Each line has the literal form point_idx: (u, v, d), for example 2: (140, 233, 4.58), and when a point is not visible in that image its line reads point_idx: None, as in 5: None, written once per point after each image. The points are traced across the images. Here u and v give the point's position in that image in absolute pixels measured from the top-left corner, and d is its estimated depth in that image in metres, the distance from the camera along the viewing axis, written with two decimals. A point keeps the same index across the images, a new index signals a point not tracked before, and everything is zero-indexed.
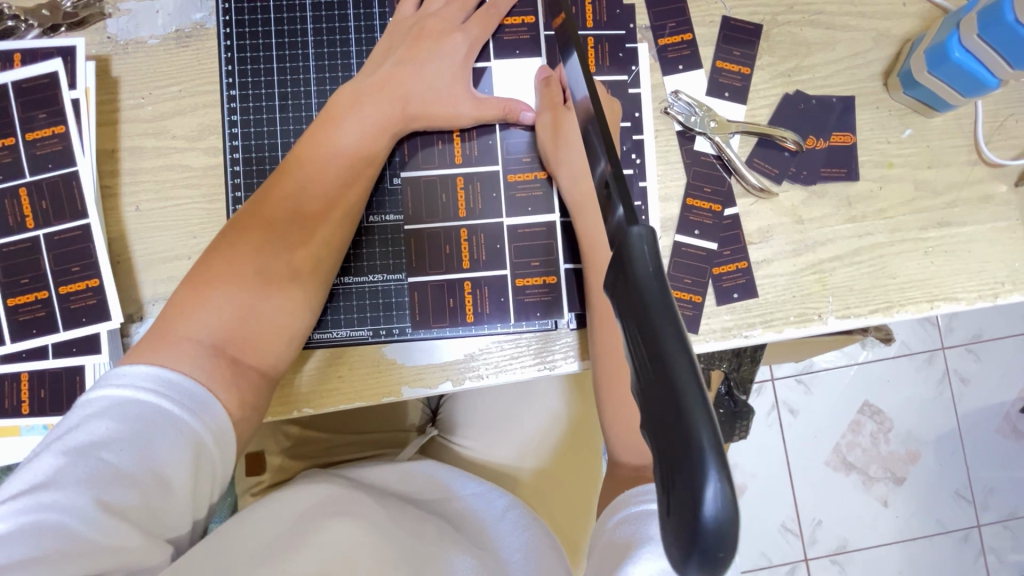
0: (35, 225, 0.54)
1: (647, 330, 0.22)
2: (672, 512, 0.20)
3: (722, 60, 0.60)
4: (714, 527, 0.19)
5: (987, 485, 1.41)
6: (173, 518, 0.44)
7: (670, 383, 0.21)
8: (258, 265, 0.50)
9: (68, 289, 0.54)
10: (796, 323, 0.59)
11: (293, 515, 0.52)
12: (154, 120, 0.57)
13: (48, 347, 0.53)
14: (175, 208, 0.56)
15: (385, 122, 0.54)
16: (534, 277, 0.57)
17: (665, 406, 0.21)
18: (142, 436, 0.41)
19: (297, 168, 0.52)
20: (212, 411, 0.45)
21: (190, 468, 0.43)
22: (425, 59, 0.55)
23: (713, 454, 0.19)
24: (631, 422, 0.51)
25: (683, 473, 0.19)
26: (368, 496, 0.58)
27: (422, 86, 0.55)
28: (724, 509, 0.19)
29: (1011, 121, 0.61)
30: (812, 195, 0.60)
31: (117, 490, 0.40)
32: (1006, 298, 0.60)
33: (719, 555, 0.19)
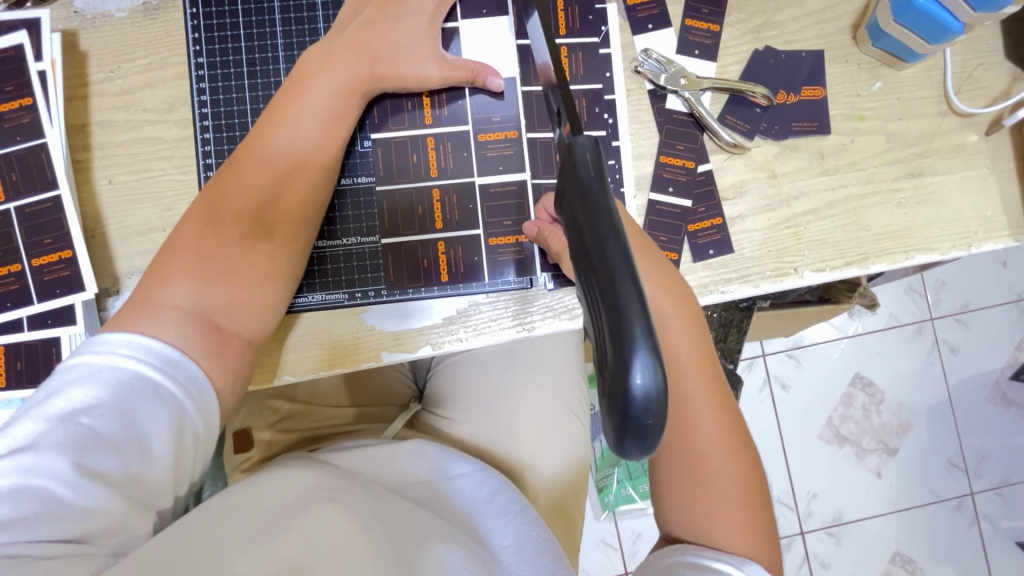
0: (6, 199, 0.54)
1: (596, 246, 0.27)
2: (611, 394, 0.25)
3: (691, 18, 0.60)
4: (643, 401, 0.24)
5: (979, 452, 1.43)
6: (157, 487, 0.44)
7: (613, 289, 0.25)
8: (235, 236, 0.50)
9: (41, 262, 0.54)
10: (772, 277, 0.59)
11: (281, 498, 0.51)
12: (124, 93, 0.57)
13: (23, 320, 0.53)
14: (148, 180, 0.56)
15: (353, 81, 0.53)
16: (508, 236, 0.57)
17: (608, 309, 0.25)
18: (122, 402, 0.42)
19: (265, 138, 0.52)
20: (191, 376, 0.45)
21: (169, 435, 0.44)
22: (391, 19, 0.55)
23: (644, 344, 0.24)
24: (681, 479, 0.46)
25: (621, 362, 0.24)
26: (359, 485, 0.57)
27: (390, 44, 0.54)
28: (652, 386, 0.24)
29: (980, 71, 0.61)
30: (785, 150, 0.60)
31: (97, 455, 0.41)
32: (979, 247, 0.61)
33: (646, 421, 0.24)
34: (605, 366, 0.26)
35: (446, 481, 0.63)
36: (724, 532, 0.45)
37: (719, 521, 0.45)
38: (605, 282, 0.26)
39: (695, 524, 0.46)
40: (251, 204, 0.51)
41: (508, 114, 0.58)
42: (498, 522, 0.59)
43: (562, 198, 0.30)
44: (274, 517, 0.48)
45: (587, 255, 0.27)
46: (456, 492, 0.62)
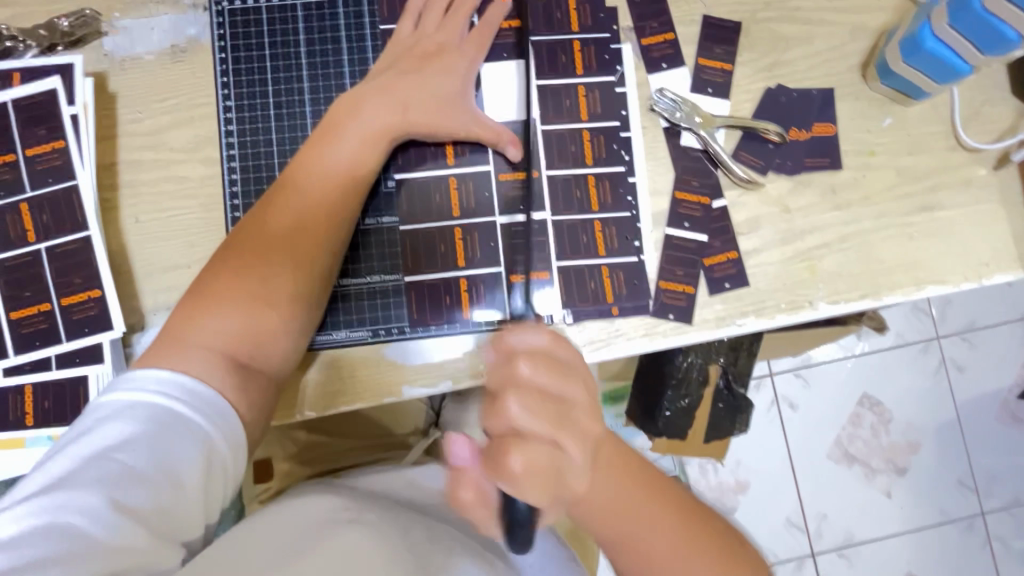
0: (37, 238, 0.53)
1: None
2: None
3: (704, 57, 0.62)
4: None
5: (989, 471, 1.42)
6: (187, 520, 0.45)
7: None
8: (262, 279, 0.51)
9: (70, 300, 0.53)
10: (787, 310, 0.60)
11: (308, 519, 0.51)
12: (152, 133, 0.58)
13: (51, 358, 0.53)
14: (177, 219, 0.58)
15: (385, 128, 0.55)
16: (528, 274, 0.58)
17: None
18: (154, 435, 0.43)
19: (298, 182, 0.53)
20: (221, 411, 0.46)
21: (200, 466, 0.44)
22: (427, 72, 0.57)
23: None
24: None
25: None
26: (382, 506, 0.57)
27: (423, 94, 0.56)
28: None
29: (986, 107, 0.62)
30: (798, 185, 0.61)
31: (130, 489, 0.42)
32: (991, 278, 0.62)
33: None
34: None
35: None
36: None
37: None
38: None
39: None
40: (277, 246, 0.52)
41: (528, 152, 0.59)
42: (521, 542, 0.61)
43: None
44: (302, 535, 0.48)
45: None
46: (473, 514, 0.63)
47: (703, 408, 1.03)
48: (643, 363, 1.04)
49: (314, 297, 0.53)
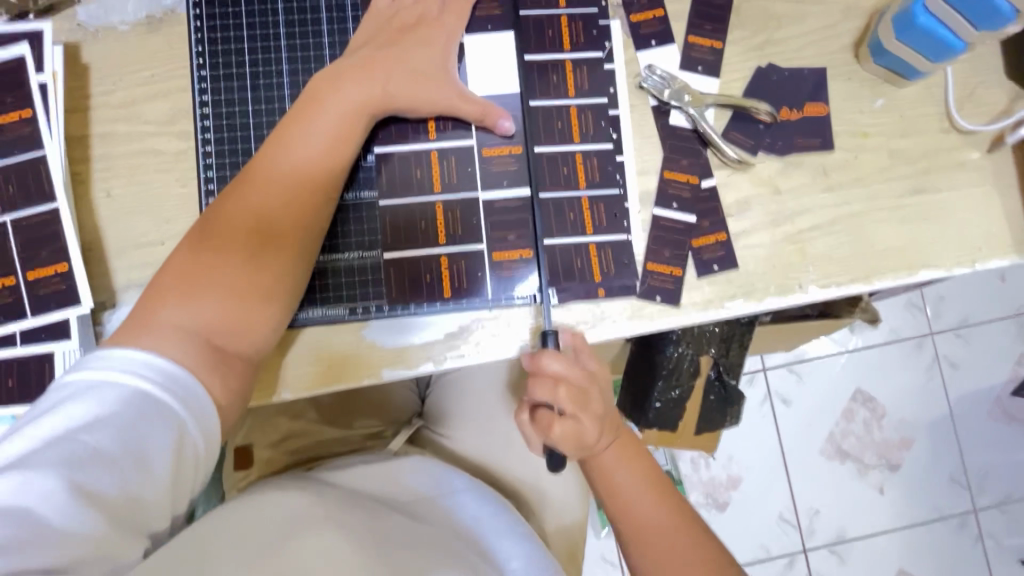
0: (2, 209, 0.51)
1: None
2: None
3: (694, 35, 0.61)
4: None
5: (982, 468, 1.42)
6: (152, 509, 0.43)
7: None
8: (232, 260, 0.49)
9: (37, 275, 0.51)
10: (777, 293, 0.59)
11: (284, 514, 0.49)
12: (126, 105, 0.57)
13: (16, 334, 0.51)
14: (150, 193, 0.56)
15: (367, 101, 0.53)
16: (511, 251, 0.57)
17: None
18: (125, 418, 0.42)
19: (276, 157, 0.51)
20: (197, 396, 0.45)
21: (171, 452, 0.43)
22: (407, 44, 0.56)
23: None
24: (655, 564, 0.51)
25: None
26: (364, 509, 0.56)
27: (405, 68, 0.55)
28: None
29: (981, 88, 0.61)
30: (788, 166, 0.60)
31: (94, 473, 0.40)
32: (984, 263, 0.60)
33: None
34: None
35: (449, 499, 0.62)
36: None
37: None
38: None
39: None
40: (249, 227, 0.50)
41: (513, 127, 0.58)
42: (504, 543, 0.59)
43: None
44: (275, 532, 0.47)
45: None
46: (457, 513, 0.61)
47: (694, 400, 1.01)
48: (634, 354, 1.03)
49: (289, 280, 0.51)
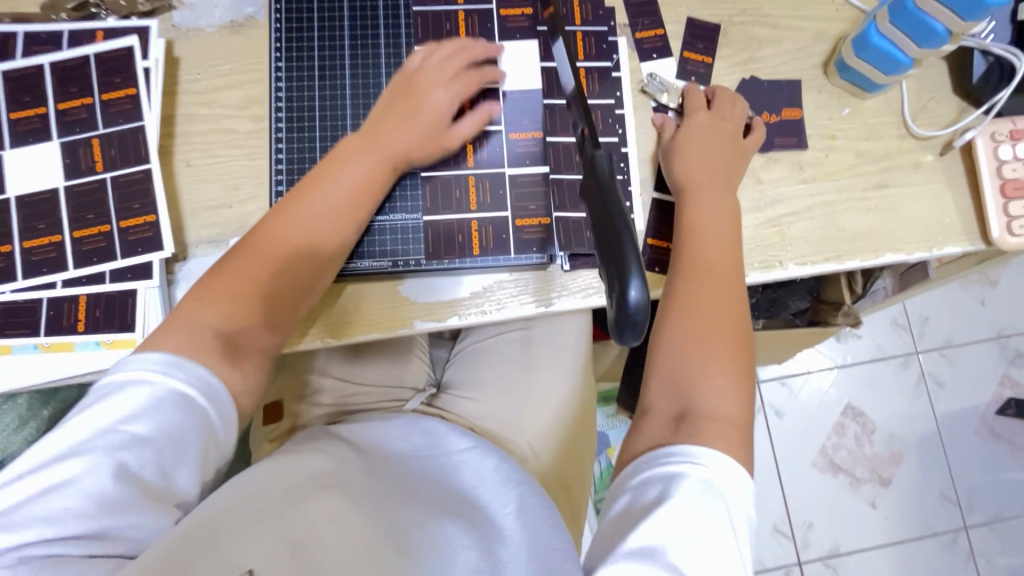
0: (103, 168, 0.61)
1: (608, 213, 0.43)
2: (616, 310, 0.40)
3: (687, 52, 0.72)
4: (635, 306, 0.39)
5: (970, 485, 1.47)
6: (183, 487, 0.49)
7: (612, 221, 0.42)
8: (240, 302, 0.55)
9: (128, 223, 0.60)
10: (760, 268, 0.68)
11: (290, 482, 0.56)
12: (208, 92, 0.67)
13: (105, 273, 0.59)
14: (223, 164, 0.66)
15: (384, 160, 0.62)
16: (532, 218, 0.66)
17: (608, 229, 0.42)
18: (159, 410, 0.47)
19: (307, 199, 0.59)
20: (221, 396, 0.51)
21: (197, 441, 0.49)
22: (424, 108, 0.64)
23: (636, 269, 0.40)
24: (696, 337, 0.56)
25: (620, 278, 0.40)
26: (371, 464, 0.62)
27: (419, 133, 0.63)
28: (641, 297, 0.39)
29: (932, 103, 0.72)
30: (769, 160, 0.70)
31: (136, 457, 0.46)
32: (940, 249, 0.70)
33: (637, 322, 0.39)
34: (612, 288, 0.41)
35: (444, 456, 0.65)
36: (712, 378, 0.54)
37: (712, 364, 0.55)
38: (612, 231, 0.42)
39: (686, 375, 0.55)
40: (261, 270, 0.56)
41: (536, 118, 0.68)
42: (499, 492, 0.60)
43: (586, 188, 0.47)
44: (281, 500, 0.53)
45: (603, 209, 0.44)
46: (456, 467, 0.63)
47: None
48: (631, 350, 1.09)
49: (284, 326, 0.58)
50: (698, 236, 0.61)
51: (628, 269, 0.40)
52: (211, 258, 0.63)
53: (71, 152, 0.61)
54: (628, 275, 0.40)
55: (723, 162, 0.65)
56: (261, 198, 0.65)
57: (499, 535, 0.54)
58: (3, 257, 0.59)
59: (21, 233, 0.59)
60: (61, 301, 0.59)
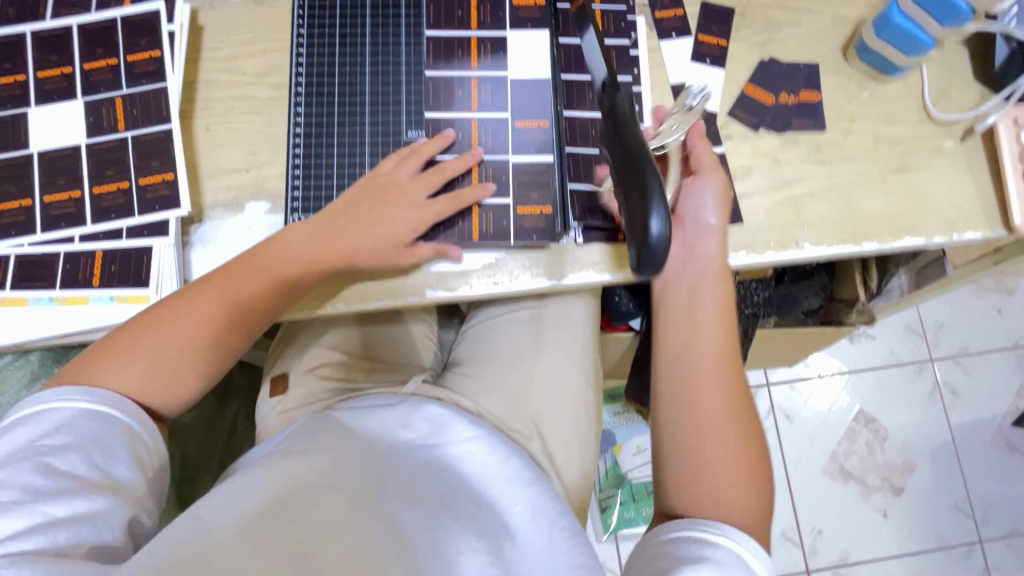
0: (125, 127, 0.62)
1: (637, 161, 0.50)
2: (638, 242, 0.48)
3: (703, 34, 0.72)
4: (658, 242, 0.48)
5: (985, 497, 1.43)
6: (122, 479, 0.53)
7: (642, 166, 0.49)
8: (148, 368, 0.56)
9: (146, 181, 0.61)
10: (776, 248, 0.67)
11: (299, 481, 0.56)
12: (230, 59, 0.68)
13: (122, 230, 0.60)
14: (241, 130, 0.66)
15: (320, 259, 0.61)
16: (533, 207, 0.66)
17: (637, 174, 0.49)
18: (75, 423, 0.52)
19: (239, 283, 0.59)
20: (128, 403, 0.55)
21: (124, 439, 0.54)
22: (382, 215, 0.62)
23: (662, 209, 0.48)
24: (715, 455, 0.60)
25: (646, 218, 0.48)
26: (377, 461, 0.61)
27: (364, 243, 0.62)
28: (664, 234, 0.48)
29: (954, 88, 0.71)
30: (786, 141, 0.70)
31: (65, 461, 0.50)
32: (961, 235, 0.68)
33: (659, 254, 0.48)
34: (635, 224, 0.49)
35: (441, 448, 0.65)
36: (733, 497, 0.59)
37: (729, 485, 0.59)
38: (640, 175, 0.49)
39: (702, 494, 0.60)
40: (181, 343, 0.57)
41: (542, 108, 0.67)
42: (512, 488, 0.62)
43: (610, 132, 0.53)
44: (281, 506, 0.53)
45: (629, 155, 0.50)
46: (456, 461, 0.63)
47: None
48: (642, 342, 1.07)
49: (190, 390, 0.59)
50: (691, 351, 0.64)
51: (655, 209, 0.47)
52: (226, 223, 0.64)
53: (94, 111, 0.62)
54: (652, 215, 0.48)
55: (720, 274, 0.65)
56: (276, 164, 0.66)
57: (505, 531, 0.57)
58: (24, 210, 0.59)
59: (42, 187, 0.60)
60: (77, 255, 0.59)
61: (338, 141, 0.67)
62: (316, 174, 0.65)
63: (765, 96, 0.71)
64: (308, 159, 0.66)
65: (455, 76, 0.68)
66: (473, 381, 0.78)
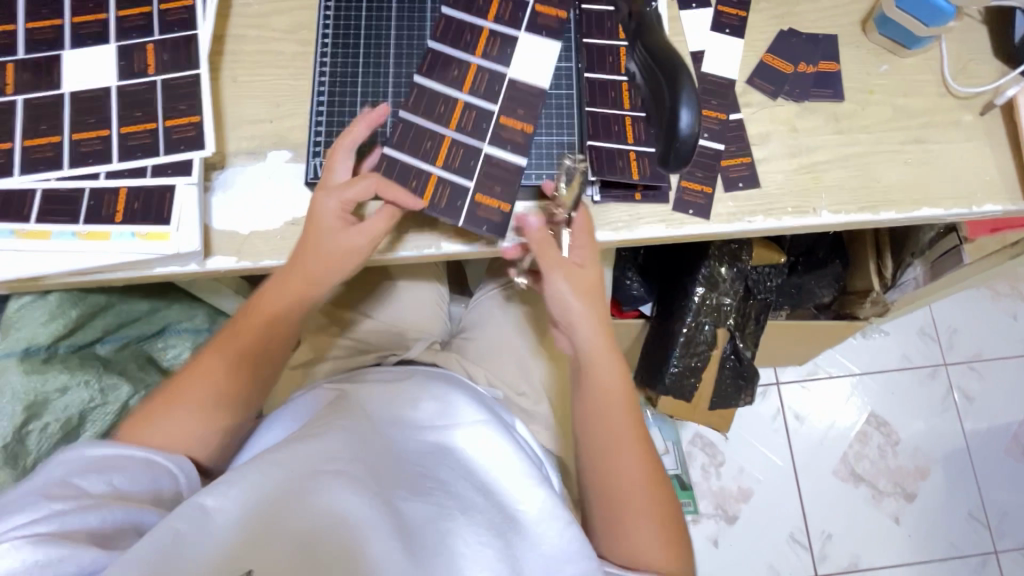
0: (155, 72, 0.63)
1: (667, 71, 0.58)
2: (668, 145, 0.57)
3: (723, 5, 0.73)
4: (687, 135, 0.56)
5: (1001, 507, 1.40)
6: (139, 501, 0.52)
7: (673, 73, 0.58)
8: (170, 422, 0.58)
9: (173, 123, 0.62)
10: (793, 214, 0.67)
11: (296, 461, 0.54)
12: (258, 15, 0.69)
13: (147, 169, 0.61)
14: (266, 82, 0.67)
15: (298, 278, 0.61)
16: (492, 199, 0.63)
17: (670, 79, 0.57)
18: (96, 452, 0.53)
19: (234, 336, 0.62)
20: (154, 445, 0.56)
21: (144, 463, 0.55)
22: (319, 210, 0.60)
23: (690, 104, 0.56)
24: (623, 506, 0.58)
25: (675, 114, 0.56)
26: (381, 445, 0.59)
27: (324, 240, 0.60)
28: (692, 126, 0.56)
29: (973, 64, 0.72)
30: (804, 110, 0.70)
31: (83, 478, 0.51)
32: (980, 207, 0.68)
33: (683, 155, 0.57)
34: (666, 125, 0.58)
35: (446, 433, 0.62)
36: (643, 546, 0.58)
37: (636, 534, 0.58)
38: (672, 81, 0.57)
39: (616, 546, 0.58)
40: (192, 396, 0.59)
41: (531, 112, 0.65)
42: (523, 482, 0.58)
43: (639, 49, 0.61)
44: (288, 496, 0.50)
45: (660, 66, 0.59)
46: (465, 447, 0.61)
47: (710, 370, 1.05)
48: (654, 328, 1.08)
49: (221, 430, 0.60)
50: (598, 404, 0.61)
51: (682, 103, 0.56)
52: (248, 170, 0.65)
53: (126, 55, 0.63)
54: (681, 112, 0.57)
55: (597, 325, 0.61)
56: (300, 116, 0.67)
57: (517, 525, 0.55)
58: (53, 147, 0.61)
59: (72, 126, 0.61)
60: (102, 193, 0.60)
61: (363, 90, 0.67)
62: (339, 121, 0.66)
63: (783, 65, 0.71)
64: (332, 106, 0.66)
65: (455, 57, 0.66)
66: (482, 345, 0.80)
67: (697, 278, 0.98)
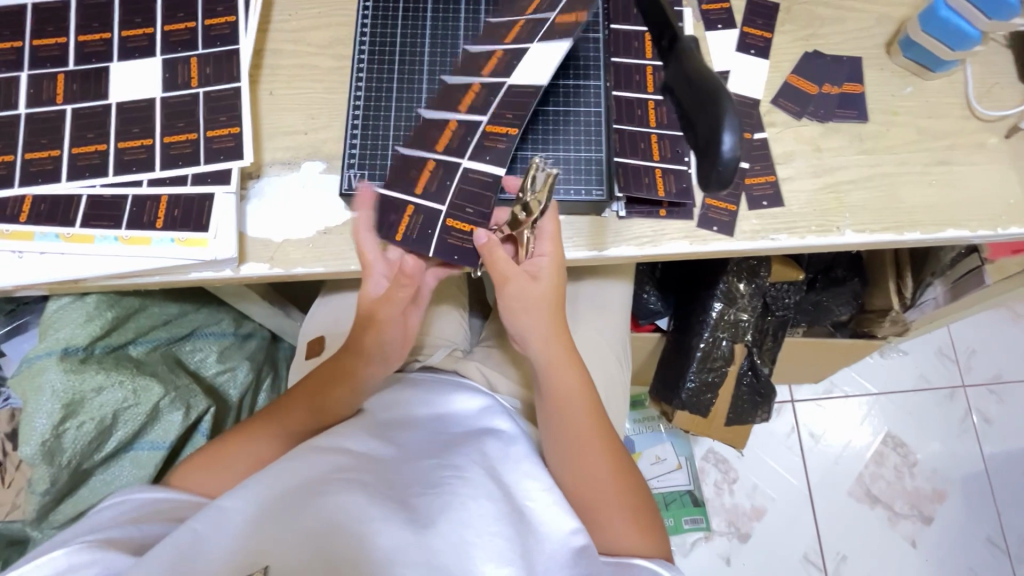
0: (198, 84, 0.66)
1: (701, 81, 0.50)
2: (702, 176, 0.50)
3: (749, 26, 0.74)
4: (729, 157, 0.48)
5: (1020, 534, 1.37)
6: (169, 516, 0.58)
7: (710, 84, 0.49)
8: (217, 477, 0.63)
9: (214, 134, 0.64)
10: (817, 232, 0.68)
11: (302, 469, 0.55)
12: (296, 31, 0.72)
13: (188, 177, 0.63)
14: (303, 94, 0.70)
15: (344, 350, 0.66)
16: (464, 223, 0.63)
17: (708, 91, 0.49)
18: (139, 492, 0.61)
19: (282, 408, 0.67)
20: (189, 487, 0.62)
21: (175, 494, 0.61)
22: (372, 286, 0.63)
23: (731, 122, 0.48)
24: (596, 492, 0.62)
25: (709, 138, 0.48)
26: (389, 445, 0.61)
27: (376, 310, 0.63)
28: (734, 149, 0.47)
29: (998, 88, 0.72)
30: (828, 130, 0.71)
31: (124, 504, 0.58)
32: (1005, 229, 0.68)
33: (727, 177, 0.48)
34: (703, 142, 0.49)
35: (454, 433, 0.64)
36: (619, 529, 0.61)
37: (613, 518, 0.61)
38: (710, 93, 0.49)
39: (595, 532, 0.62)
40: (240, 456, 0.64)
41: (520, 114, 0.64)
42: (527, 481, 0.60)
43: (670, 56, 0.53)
44: (294, 499, 0.52)
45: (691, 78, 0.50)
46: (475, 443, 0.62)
47: (727, 386, 1.05)
48: (671, 342, 1.08)
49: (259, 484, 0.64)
50: (563, 404, 0.64)
51: (722, 124, 0.47)
52: (283, 179, 0.67)
53: (171, 68, 0.66)
54: (722, 129, 0.48)
55: (554, 336, 0.64)
56: (334, 128, 0.69)
57: (526, 520, 0.56)
58: (99, 154, 0.63)
59: (117, 134, 0.64)
60: (144, 200, 0.62)
61: (397, 105, 0.68)
62: (373, 135, 0.67)
63: (808, 86, 0.72)
64: (366, 120, 0.67)
65: (462, 81, 0.67)
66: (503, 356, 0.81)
67: (716, 293, 0.99)
